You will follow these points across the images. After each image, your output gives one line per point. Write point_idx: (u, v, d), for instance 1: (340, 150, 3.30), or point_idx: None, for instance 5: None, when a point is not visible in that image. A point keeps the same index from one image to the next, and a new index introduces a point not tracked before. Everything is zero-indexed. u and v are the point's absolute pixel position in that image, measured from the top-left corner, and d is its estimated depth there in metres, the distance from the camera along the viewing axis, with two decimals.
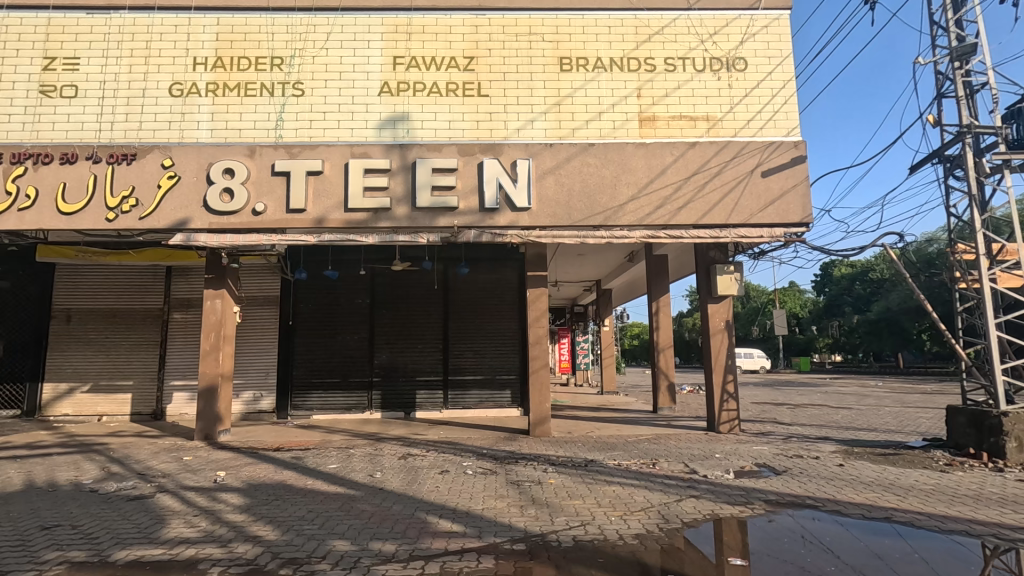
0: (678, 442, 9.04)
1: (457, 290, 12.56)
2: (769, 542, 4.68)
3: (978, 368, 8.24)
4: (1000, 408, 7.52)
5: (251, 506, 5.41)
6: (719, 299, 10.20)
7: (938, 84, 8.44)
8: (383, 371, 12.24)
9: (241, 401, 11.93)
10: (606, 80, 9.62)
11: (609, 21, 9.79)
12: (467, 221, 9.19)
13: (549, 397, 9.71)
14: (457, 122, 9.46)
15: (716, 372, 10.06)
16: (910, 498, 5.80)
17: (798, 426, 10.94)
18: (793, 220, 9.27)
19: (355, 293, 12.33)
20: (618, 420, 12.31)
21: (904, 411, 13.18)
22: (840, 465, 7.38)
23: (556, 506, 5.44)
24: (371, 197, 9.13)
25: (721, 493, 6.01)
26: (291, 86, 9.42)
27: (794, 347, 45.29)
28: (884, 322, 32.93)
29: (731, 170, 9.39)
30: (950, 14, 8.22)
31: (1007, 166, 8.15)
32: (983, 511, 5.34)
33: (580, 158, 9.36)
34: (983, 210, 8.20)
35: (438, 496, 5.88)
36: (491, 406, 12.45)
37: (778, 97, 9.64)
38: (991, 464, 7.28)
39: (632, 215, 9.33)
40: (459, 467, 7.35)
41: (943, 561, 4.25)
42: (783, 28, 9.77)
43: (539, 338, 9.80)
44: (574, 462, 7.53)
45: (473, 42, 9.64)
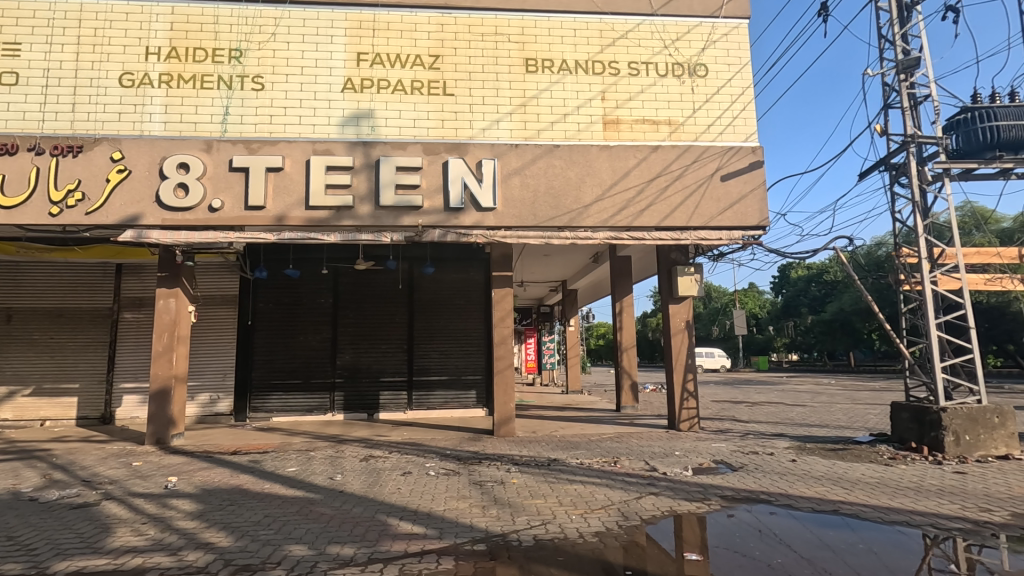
0: (641, 441, 9.18)
1: (422, 290, 12.46)
2: (726, 536, 4.81)
3: (921, 366, 8.66)
4: (940, 404, 7.91)
5: (204, 512, 5.25)
6: (680, 300, 10.43)
7: (885, 95, 8.85)
8: (346, 371, 12.05)
9: (196, 403, 11.52)
10: (571, 82, 9.71)
11: (574, 24, 9.88)
12: (431, 221, 9.13)
13: (513, 397, 9.75)
14: (421, 121, 9.38)
15: (676, 371, 10.29)
16: (857, 491, 6.06)
17: (755, 424, 11.28)
18: (751, 223, 9.57)
19: (317, 292, 12.09)
20: (582, 419, 12.43)
21: (854, 408, 13.78)
22: (793, 461, 7.65)
23: (518, 506, 5.46)
24: (334, 194, 8.95)
25: (680, 490, 6.13)
26: (250, 80, 9.17)
27: (753, 346, 46.61)
28: (838, 322, 34.25)
29: (692, 174, 9.61)
30: (896, 28, 8.62)
31: (947, 175, 8.59)
32: (924, 503, 5.62)
33: (545, 159, 9.43)
34: (926, 216, 8.62)
35: (400, 498, 5.82)
36: (456, 407, 12.42)
37: (737, 104, 9.92)
38: (931, 457, 7.66)
39: (596, 217, 9.44)
40: (423, 468, 7.30)
41: (886, 551, 4.46)
42: (742, 37, 10.06)
43: (504, 338, 9.79)
44: (537, 462, 7.56)
45: (438, 40, 9.59)
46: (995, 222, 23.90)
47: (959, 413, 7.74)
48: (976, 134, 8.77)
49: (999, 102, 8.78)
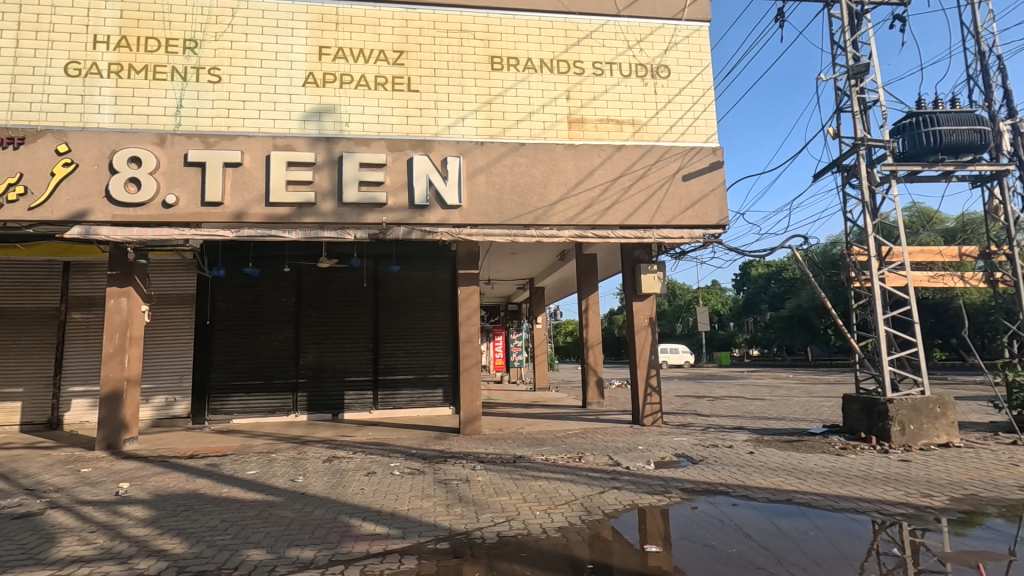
0: (606, 436, 9.30)
1: (387, 288, 12.32)
2: (687, 527, 4.94)
3: (870, 360, 9.03)
4: (887, 395, 8.28)
5: (158, 518, 5.07)
6: (643, 298, 10.61)
7: (837, 99, 9.20)
8: (310, 371, 11.82)
9: (151, 406, 11.09)
10: (536, 81, 9.75)
11: (539, 22, 9.91)
12: (396, 218, 9.03)
13: (480, 395, 9.75)
14: (385, 117, 9.26)
15: (640, 368, 10.48)
16: (810, 481, 6.30)
17: (716, 417, 11.58)
18: (711, 222, 9.80)
19: (279, 291, 11.82)
20: (549, 416, 12.51)
21: (810, 401, 14.28)
22: (751, 453, 7.90)
23: (482, 503, 5.46)
24: (295, 190, 8.75)
25: (642, 484, 6.25)
26: (206, 72, 8.88)
27: (716, 342, 47.70)
28: (795, 319, 35.48)
29: (655, 173, 9.78)
30: (848, 35, 8.96)
31: (894, 177, 9.00)
32: (872, 490, 5.88)
33: (510, 157, 9.44)
34: (875, 216, 9.00)
35: (364, 498, 5.75)
36: (423, 406, 12.34)
37: (698, 105, 10.15)
38: (878, 446, 8.01)
39: (561, 215, 9.51)
40: (387, 468, 7.23)
41: (835, 537, 4.65)
42: (703, 39, 10.29)
43: (470, 336, 9.77)
44: (503, 459, 7.59)
45: (403, 35, 9.49)
46: (940, 222, 25.11)
47: (904, 404, 8.12)
48: (920, 138, 9.19)
49: (941, 107, 9.23)
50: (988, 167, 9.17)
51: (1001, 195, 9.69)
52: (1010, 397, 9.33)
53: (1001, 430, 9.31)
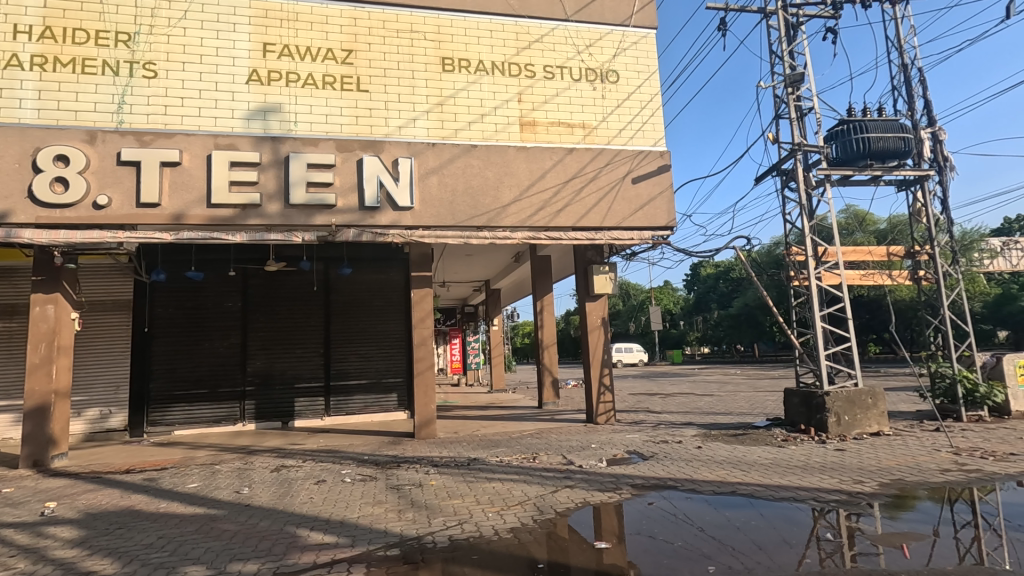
0: (560, 436, 9.39)
1: (339, 291, 12.05)
2: (637, 523, 5.03)
3: (809, 354, 9.47)
4: (824, 388, 8.70)
5: (87, 538, 4.78)
6: (596, 298, 10.78)
7: (776, 106, 9.63)
8: (257, 379, 11.43)
9: (83, 419, 10.51)
10: (487, 83, 9.77)
11: (490, 25, 9.95)
12: (346, 220, 8.85)
13: (434, 398, 9.66)
14: (334, 117, 9.06)
15: (593, 367, 10.63)
16: (753, 472, 6.56)
17: (666, 414, 11.90)
18: (660, 223, 10.07)
19: (224, 295, 11.37)
20: (505, 417, 12.53)
21: (755, 395, 14.87)
22: (698, 447, 8.15)
23: (434, 508, 5.42)
24: (239, 191, 8.45)
25: (594, 481, 6.35)
26: (141, 66, 8.46)
27: (669, 341, 48.91)
28: (742, 317, 36.87)
29: (606, 176, 9.97)
30: (784, 45, 9.40)
31: (828, 181, 9.49)
32: (809, 479, 6.17)
33: (463, 159, 9.42)
34: (812, 217, 9.47)
35: (312, 507, 5.60)
36: (377, 411, 12.16)
37: (646, 110, 10.41)
38: (817, 437, 8.42)
39: (514, 217, 9.55)
40: (338, 476, 7.07)
41: (777, 525, 4.84)
42: (650, 46, 10.57)
43: (424, 339, 9.66)
44: (457, 462, 7.55)
45: (352, 34, 9.32)
46: (873, 224, 26.60)
47: (839, 396, 8.57)
48: (851, 144, 9.73)
49: (870, 116, 9.80)
50: (912, 172, 9.80)
51: (923, 198, 10.38)
52: (934, 386, 9.98)
53: (925, 418, 9.96)
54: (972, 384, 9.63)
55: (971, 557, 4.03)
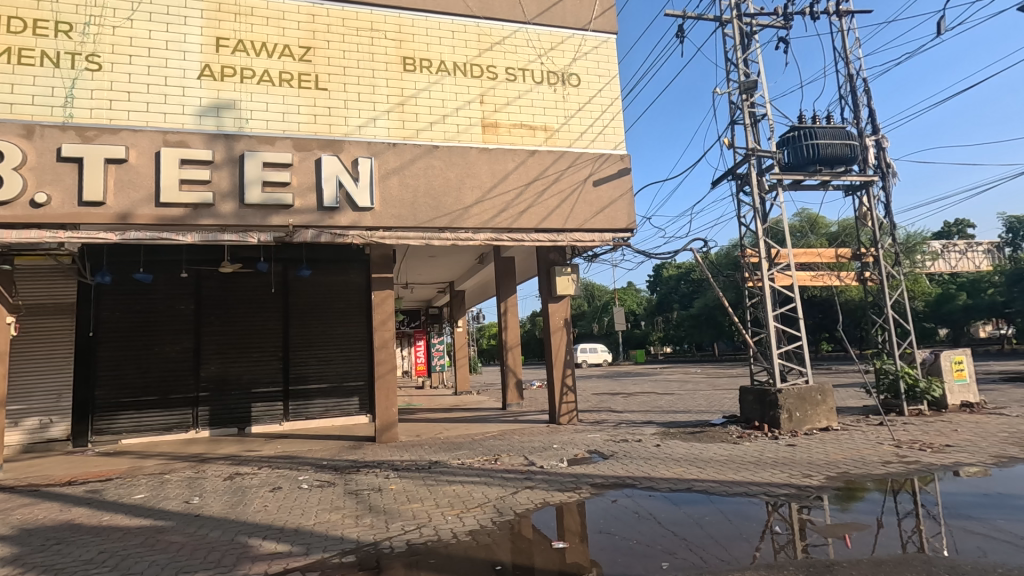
0: (522, 437, 9.41)
1: (298, 293, 11.77)
2: (599, 521, 5.07)
3: (763, 353, 9.75)
4: (777, 386, 8.97)
5: (21, 556, 4.52)
6: (558, 299, 10.86)
7: (731, 112, 9.91)
8: (212, 384, 11.05)
9: (21, 429, 9.91)
10: (449, 84, 9.72)
11: (451, 26, 9.92)
12: (304, 221, 8.66)
13: (396, 401, 9.54)
14: (292, 115, 8.86)
15: (556, 368, 10.70)
16: (708, 469, 6.73)
17: (627, 413, 12.08)
18: (620, 226, 10.24)
19: (175, 298, 10.95)
20: (468, 419, 12.49)
21: (712, 394, 15.27)
22: (657, 446, 8.30)
23: (393, 512, 5.35)
24: (190, 190, 8.15)
25: (554, 482, 6.39)
26: (84, 58, 8.08)
27: (632, 341, 49.73)
28: (703, 317, 37.81)
29: (567, 179, 10.07)
30: (739, 53, 9.69)
31: (780, 185, 9.82)
32: (761, 474, 6.37)
33: (424, 160, 9.34)
34: (765, 220, 9.78)
35: (266, 516, 5.45)
36: (338, 415, 11.95)
37: (607, 113, 10.57)
38: (770, 433, 8.70)
39: (476, 218, 9.53)
40: (294, 482, 6.89)
41: (733, 520, 4.96)
42: (610, 51, 10.75)
43: (385, 342, 9.52)
44: (418, 465, 7.47)
45: (310, 31, 9.13)
46: (824, 228, 27.69)
47: (791, 393, 8.88)
48: (802, 150, 10.14)
49: (819, 123, 10.20)
50: (858, 178, 10.25)
51: (868, 203, 10.86)
52: (879, 382, 10.45)
53: (871, 413, 10.42)
54: (913, 379, 10.14)
55: (913, 544, 4.23)
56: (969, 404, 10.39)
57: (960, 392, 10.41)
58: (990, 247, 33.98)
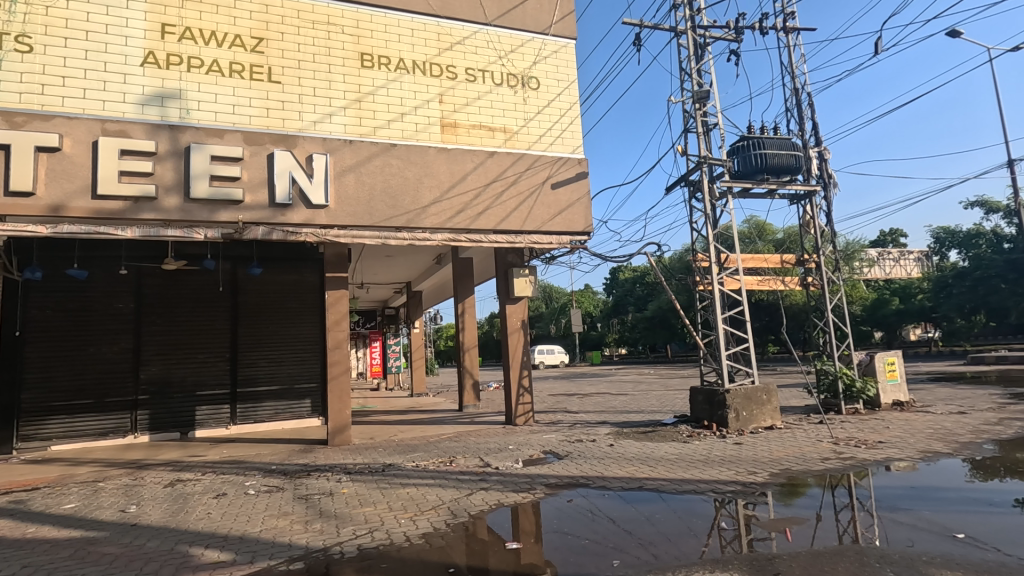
0: (478, 438, 9.39)
1: (247, 292, 11.36)
2: (555, 521, 5.12)
3: (712, 354, 10.06)
4: (725, 386, 9.28)
5: None
6: (516, 301, 10.90)
7: (685, 120, 10.20)
8: (152, 387, 10.53)
9: None
10: (408, 82, 9.61)
11: (411, 23, 9.81)
12: (254, 217, 8.37)
13: (349, 403, 9.35)
14: (243, 107, 8.55)
15: (513, 369, 10.73)
16: (659, 467, 6.90)
17: (582, 414, 12.24)
18: (577, 228, 10.38)
19: (113, 296, 10.36)
20: (424, 421, 12.37)
21: (664, 394, 15.67)
22: (611, 445, 8.44)
23: (344, 517, 5.23)
24: (130, 182, 7.75)
25: (509, 483, 6.40)
26: (13, 39, 7.55)
27: (588, 342, 50.43)
28: (657, 318, 38.73)
29: (526, 181, 10.13)
30: (693, 63, 10.00)
31: (730, 193, 10.18)
32: (709, 472, 6.58)
33: (381, 158, 9.20)
34: (715, 226, 10.11)
35: (209, 523, 5.23)
36: (288, 418, 11.63)
37: (565, 118, 10.71)
38: (718, 432, 8.99)
39: (434, 219, 9.45)
40: (240, 488, 6.64)
41: (682, 517, 5.09)
42: (569, 56, 10.90)
43: (339, 343, 9.30)
44: (371, 468, 7.34)
45: (263, 22, 8.85)
46: (770, 235, 28.88)
47: (739, 393, 9.20)
48: (751, 159, 10.52)
49: (767, 134, 10.63)
50: (802, 187, 10.74)
51: (811, 211, 11.39)
52: (819, 382, 10.95)
53: (812, 412, 10.91)
54: (851, 380, 10.68)
55: (848, 536, 4.45)
56: (900, 403, 11.03)
57: (892, 392, 11.05)
58: (920, 255, 36.36)
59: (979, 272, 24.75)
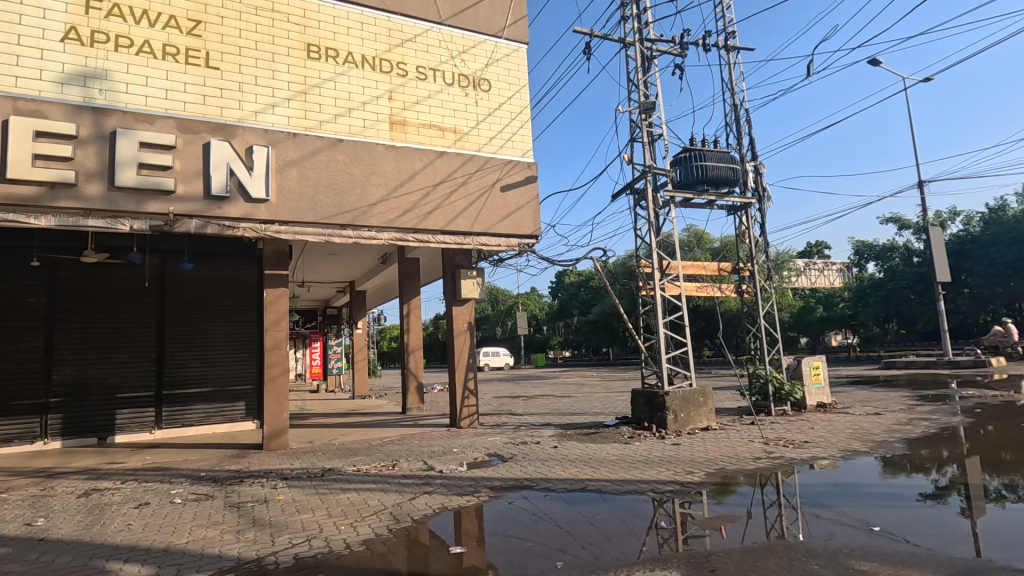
0: (421, 441, 9.26)
1: (176, 288, 10.72)
2: (499, 523, 5.12)
3: (653, 357, 10.37)
4: (665, 388, 9.59)
5: None
6: (463, 302, 10.83)
7: (631, 130, 10.47)
8: (66, 389, 9.73)
9: None
10: (356, 76, 9.38)
11: (361, 17, 9.59)
12: (187, 209, 7.90)
13: (287, 406, 9.00)
14: (176, 93, 8.08)
15: (459, 371, 10.64)
16: (601, 469, 7.03)
17: (527, 416, 12.32)
18: (526, 232, 10.45)
19: (22, 289, 9.47)
20: (365, 424, 12.08)
21: (607, 396, 16.02)
22: (555, 447, 8.53)
23: (279, 525, 5.01)
24: (46, 167, 7.13)
25: (453, 486, 6.34)
26: None
27: (533, 345, 50.90)
28: (600, 322, 39.61)
29: (475, 182, 10.11)
30: (640, 74, 10.29)
31: (672, 202, 10.54)
32: (649, 472, 6.77)
33: (327, 153, 8.92)
34: (658, 234, 10.44)
35: (129, 536, 4.87)
36: (220, 422, 11.09)
37: (515, 121, 10.77)
38: (658, 433, 9.27)
39: (381, 217, 9.25)
40: (165, 497, 6.23)
41: (623, 517, 5.21)
42: (521, 60, 10.98)
43: (278, 343, 8.93)
44: (309, 474, 7.08)
45: (201, 4, 8.40)
46: (708, 243, 30.15)
47: (677, 395, 9.53)
48: (692, 170, 10.94)
49: (707, 147, 11.08)
50: (738, 199, 11.26)
51: (746, 222, 11.97)
52: (751, 385, 11.51)
53: (744, 413, 11.46)
54: (780, 383, 11.28)
55: (775, 532, 4.70)
56: (824, 404, 11.75)
57: (817, 394, 11.75)
58: (842, 266, 38.96)
59: (892, 283, 26.78)
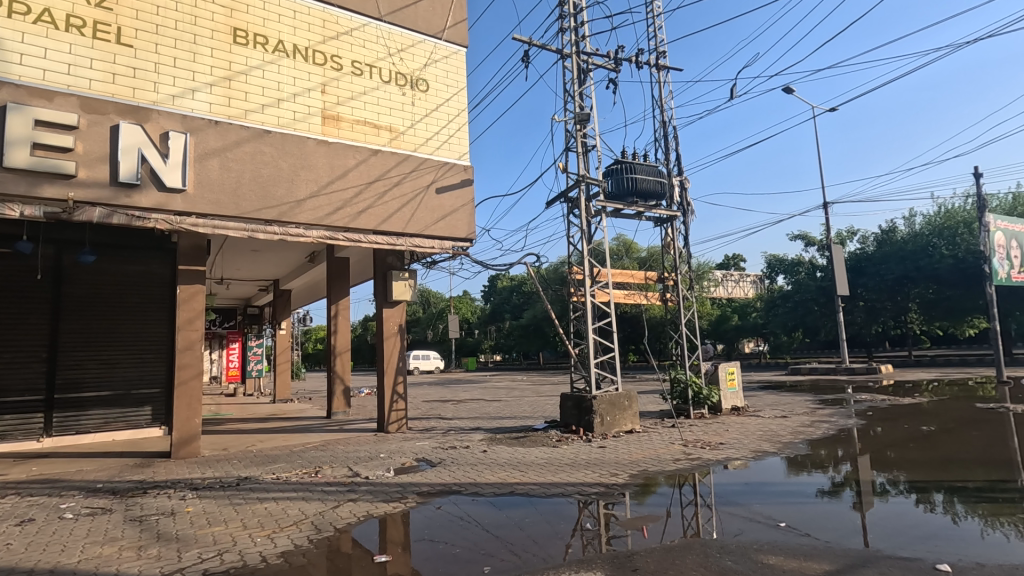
0: (346, 447, 8.96)
1: (74, 283, 9.80)
2: (426, 529, 5.05)
3: (582, 362, 10.61)
4: (592, 392, 9.84)
5: None
6: (393, 305, 10.60)
7: (567, 139, 10.70)
8: None
9: None
10: (287, 66, 8.99)
11: (294, 5, 9.21)
12: (89, 197, 7.23)
13: (200, 411, 8.44)
14: (81, 68, 7.39)
15: (387, 375, 10.40)
16: (529, 472, 7.09)
17: (456, 420, 12.24)
18: (460, 235, 10.42)
19: None
20: (286, 429, 11.53)
21: (536, 400, 16.24)
22: (484, 451, 8.53)
23: (188, 539, 4.67)
24: None
25: (379, 493, 6.18)
26: None
27: (465, 348, 50.69)
28: (532, 327, 40.11)
29: (410, 183, 9.95)
30: (576, 86, 10.55)
31: (604, 211, 10.85)
32: (576, 475, 6.90)
33: (252, 144, 8.48)
34: (589, 241, 10.72)
35: (7, 558, 4.35)
36: (121, 428, 10.20)
37: (453, 123, 10.72)
38: (584, 436, 9.50)
39: (310, 214, 8.89)
40: (53, 512, 5.63)
41: (550, 520, 5.28)
42: (459, 63, 10.96)
43: (191, 344, 8.35)
44: (223, 483, 6.65)
45: None
46: (636, 252, 31.35)
47: (604, 399, 9.82)
48: (623, 182, 11.33)
49: (638, 160, 11.52)
50: (665, 212, 11.77)
51: (671, 234, 12.54)
52: (672, 389, 12.04)
53: (665, 416, 11.98)
54: (698, 387, 11.90)
55: (692, 530, 4.94)
56: (737, 408, 12.49)
57: (732, 398, 12.47)
58: (755, 278, 41.71)
59: (798, 295, 28.99)
